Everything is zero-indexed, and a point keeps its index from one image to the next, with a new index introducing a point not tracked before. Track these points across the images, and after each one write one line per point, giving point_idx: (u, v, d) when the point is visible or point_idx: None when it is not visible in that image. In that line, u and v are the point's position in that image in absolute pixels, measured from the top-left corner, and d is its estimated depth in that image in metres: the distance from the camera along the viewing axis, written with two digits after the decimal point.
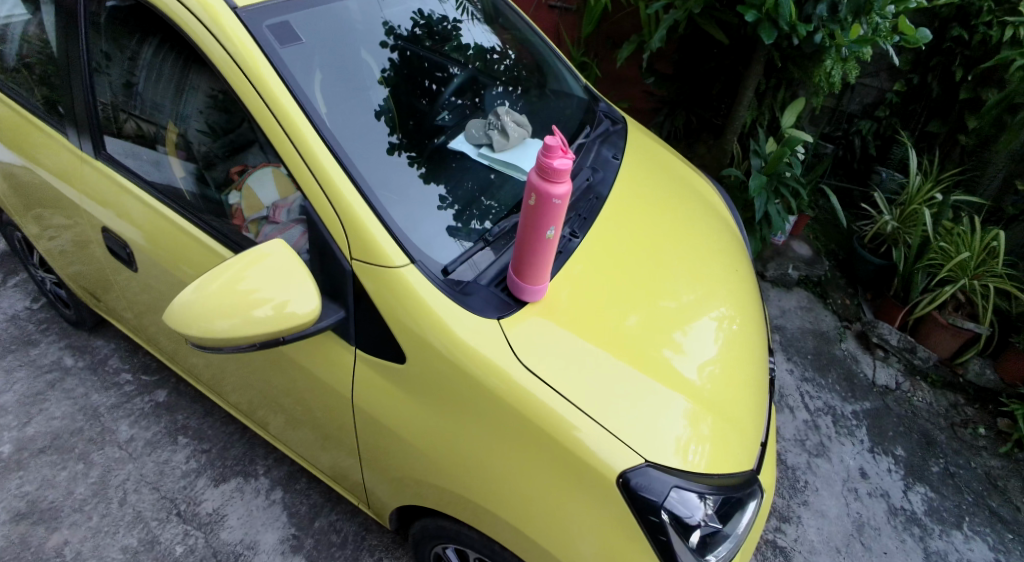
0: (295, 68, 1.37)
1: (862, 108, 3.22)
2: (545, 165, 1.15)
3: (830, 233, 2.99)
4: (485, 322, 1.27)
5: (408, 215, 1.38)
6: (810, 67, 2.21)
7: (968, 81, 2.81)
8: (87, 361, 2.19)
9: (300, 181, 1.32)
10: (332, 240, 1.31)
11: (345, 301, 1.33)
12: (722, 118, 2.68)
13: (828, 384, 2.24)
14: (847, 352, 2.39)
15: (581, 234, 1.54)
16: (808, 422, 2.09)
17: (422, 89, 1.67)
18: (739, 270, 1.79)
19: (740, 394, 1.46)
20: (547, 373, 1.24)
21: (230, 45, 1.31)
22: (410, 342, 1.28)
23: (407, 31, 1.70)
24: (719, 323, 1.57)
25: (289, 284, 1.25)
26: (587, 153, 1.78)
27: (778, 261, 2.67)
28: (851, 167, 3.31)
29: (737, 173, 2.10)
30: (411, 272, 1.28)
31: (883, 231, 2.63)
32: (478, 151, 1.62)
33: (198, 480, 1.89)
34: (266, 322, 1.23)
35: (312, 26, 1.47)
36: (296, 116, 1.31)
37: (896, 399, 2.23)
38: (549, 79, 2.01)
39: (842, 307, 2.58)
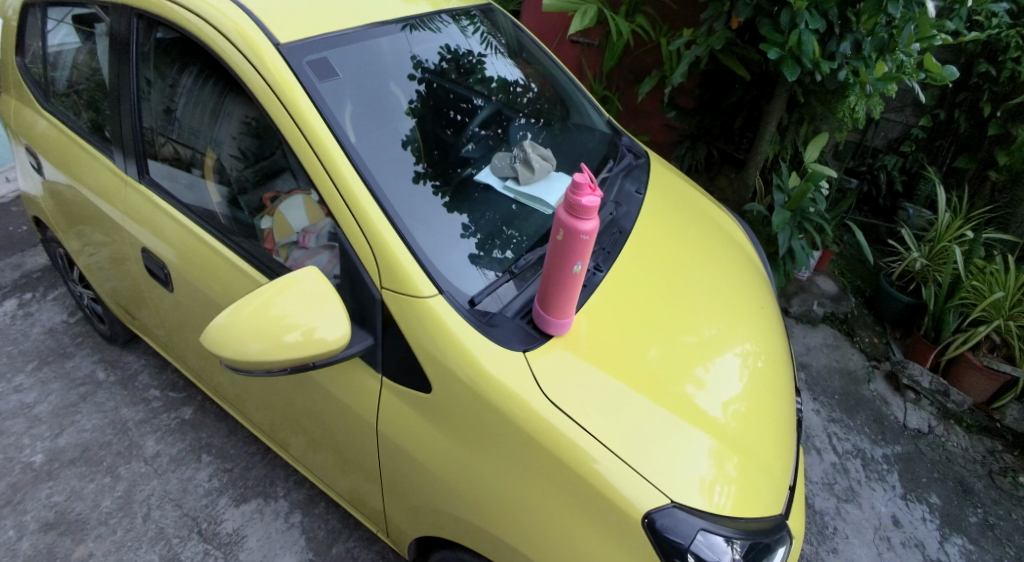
0: (329, 99, 1.42)
1: (887, 143, 3.21)
2: (574, 203, 1.16)
3: (856, 268, 2.95)
4: (508, 351, 1.27)
5: (433, 242, 1.40)
6: (832, 101, 2.23)
7: (997, 117, 2.77)
8: (118, 377, 2.22)
9: (331, 207, 1.35)
10: (359, 266, 1.33)
11: (373, 328, 1.34)
12: (744, 152, 2.71)
13: (856, 426, 2.16)
14: (876, 394, 2.31)
15: (605, 267, 1.54)
16: (835, 465, 2.02)
17: (448, 120, 1.71)
18: (765, 305, 1.76)
19: (766, 432, 1.42)
20: (569, 406, 1.22)
21: (270, 76, 1.37)
22: (433, 369, 1.28)
23: (434, 64, 1.75)
24: (744, 358, 1.54)
25: (318, 310, 1.26)
26: (610, 187, 1.79)
27: (802, 296, 2.62)
28: (877, 203, 3.27)
29: (759, 209, 2.10)
30: (437, 298, 1.29)
31: (912, 269, 2.57)
32: (503, 184, 1.65)
33: (220, 499, 1.89)
34: (295, 346, 1.24)
35: (346, 60, 1.53)
36: (330, 146, 1.35)
37: (928, 444, 2.14)
38: (572, 113, 2.04)
39: (869, 345, 2.52)
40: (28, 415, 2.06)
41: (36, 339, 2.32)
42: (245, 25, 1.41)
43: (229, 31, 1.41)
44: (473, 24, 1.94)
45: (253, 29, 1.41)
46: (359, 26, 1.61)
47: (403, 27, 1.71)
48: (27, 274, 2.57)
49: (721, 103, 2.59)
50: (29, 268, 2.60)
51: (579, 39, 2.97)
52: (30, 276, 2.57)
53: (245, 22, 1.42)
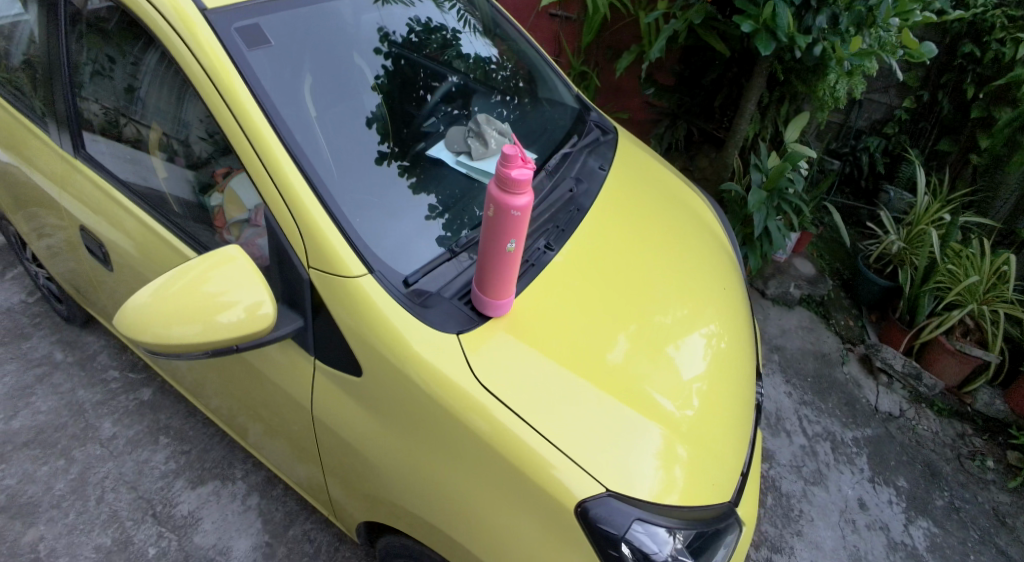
0: (264, 75, 1.35)
1: (870, 124, 3.18)
2: (504, 176, 1.11)
3: (835, 251, 2.92)
4: (444, 338, 1.23)
5: (373, 223, 1.36)
6: (814, 81, 2.18)
7: (980, 99, 2.75)
8: (76, 357, 2.20)
9: (261, 189, 1.29)
10: (290, 248, 1.28)
11: (304, 310, 1.30)
12: (724, 131, 2.70)
13: (828, 409, 2.16)
14: (849, 376, 2.31)
15: (557, 247, 1.50)
16: (804, 447, 2.02)
17: (413, 96, 1.67)
18: (731, 287, 1.74)
19: (726, 416, 1.41)
20: (515, 399, 1.19)
21: (205, 58, 1.29)
22: (370, 357, 1.24)
23: (401, 36, 1.70)
24: (708, 340, 1.53)
25: (242, 291, 1.21)
26: (571, 163, 1.75)
27: (779, 278, 2.62)
28: (858, 185, 3.24)
29: (734, 190, 2.03)
30: (372, 285, 1.25)
31: (889, 251, 2.56)
32: (456, 159, 1.60)
33: (175, 482, 1.87)
34: (223, 329, 1.20)
35: (289, 28, 1.46)
36: (262, 126, 1.29)
37: (899, 426, 2.15)
38: (539, 88, 1.99)
39: (844, 328, 2.51)
40: None
41: None
42: (182, 0, 1.32)
43: (164, 7, 1.32)
44: (450, 0, 1.89)
45: (188, 4, 1.32)
46: None
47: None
48: None
49: (700, 79, 2.58)
50: None
51: (556, 14, 2.88)
52: None
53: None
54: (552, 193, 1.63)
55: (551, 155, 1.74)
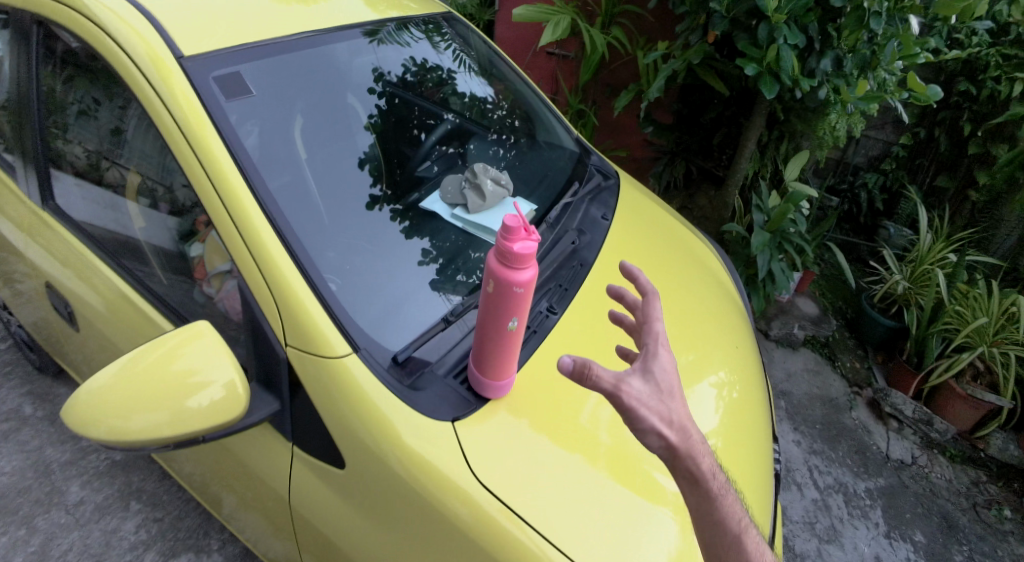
0: (241, 131, 1.27)
1: (868, 161, 3.17)
2: (506, 250, 1.00)
3: (836, 287, 2.93)
4: (437, 423, 1.12)
5: (358, 293, 1.27)
6: (813, 120, 2.18)
7: (977, 136, 2.77)
8: (46, 411, 2.06)
9: (233, 254, 1.19)
10: (265, 322, 1.18)
11: (279, 392, 1.20)
12: (724, 169, 2.65)
13: (839, 459, 2.09)
14: (858, 422, 2.24)
15: (559, 309, 1.40)
16: (818, 501, 1.94)
17: (408, 136, 1.64)
18: (737, 327, 1.70)
19: (745, 471, 1.37)
20: (520, 496, 1.08)
21: (180, 111, 1.21)
22: (355, 444, 1.13)
23: (398, 77, 1.67)
24: (720, 390, 1.47)
25: (208, 372, 1.11)
26: (574, 212, 1.67)
27: (783, 318, 2.55)
28: (857, 221, 3.23)
29: (739, 229, 1.97)
30: (354, 361, 1.15)
31: (893, 291, 2.56)
32: (451, 211, 1.54)
33: (146, 554, 1.74)
34: (187, 416, 1.09)
35: (270, 74, 1.38)
36: (239, 189, 1.20)
37: (912, 476, 2.08)
38: (538, 129, 1.92)
39: (851, 371, 2.45)
40: None
41: None
42: (156, 45, 1.24)
43: (136, 51, 1.23)
44: (445, 39, 1.85)
45: (164, 48, 1.24)
46: (308, 31, 1.49)
47: (368, 37, 1.62)
48: None
49: (699, 118, 2.55)
50: None
51: (554, 51, 2.89)
52: None
53: (155, 41, 1.25)
54: (554, 247, 1.55)
55: (552, 205, 1.66)
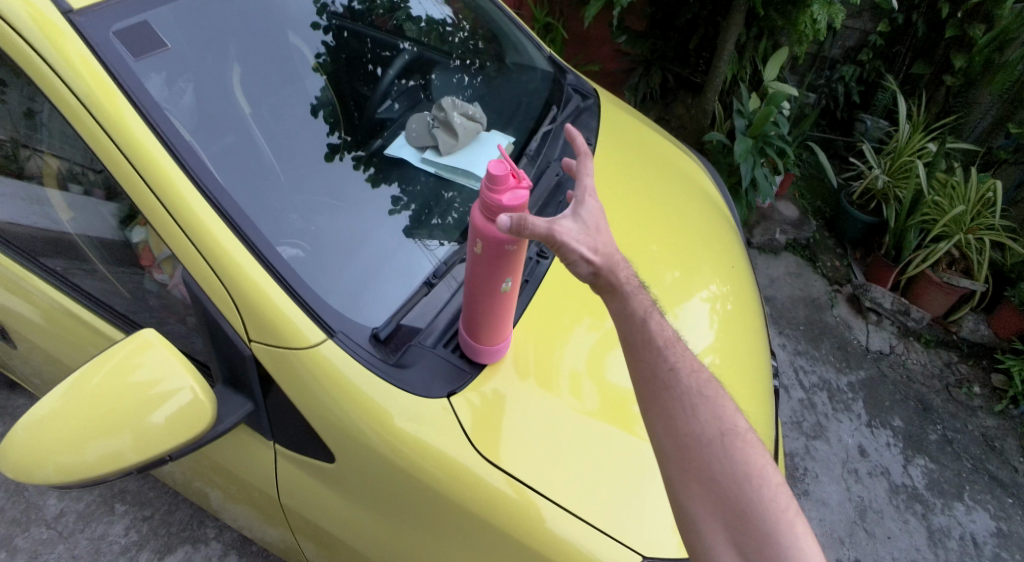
0: (160, 98, 1.24)
1: (844, 52, 3.27)
2: (498, 205, 1.02)
3: (814, 188, 3.20)
4: (431, 400, 1.25)
5: (320, 272, 1.33)
6: (792, 14, 2.13)
7: (956, 17, 2.92)
8: (3, 424, 2.17)
9: (161, 228, 1.20)
10: (206, 297, 1.23)
11: (253, 393, 1.30)
12: (700, 75, 2.79)
13: (821, 356, 2.45)
14: (838, 318, 2.61)
15: (549, 253, 1.56)
16: (803, 401, 2.29)
17: (362, 72, 1.66)
18: (726, 237, 1.79)
19: (742, 375, 1.54)
20: (524, 459, 1.23)
21: (81, 83, 1.15)
22: (338, 435, 1.25)
23: (342, 6, 1.68)
24: (711, 303, 1.61)
25: (161, 386, 1.18)
26: (555, 140, 1.70)
27: (764, 226, 2.85)
28: (835, 116, 3.42)
29: (717, 138, 1.93)
30: (305, 322, 1.23)
31: (873, 187, 2.83)
32: (421, 156, 1.60)
33: (141, 555, 1.88)
34: (150, 431, 1.19)
35: (177, 30, 1.34)
36: (167, 166, 1.19)
37: (889, 363, 2.47)
38: (506, 50, 1.90)
39: (832, 270, 2.80)
40: None
41: None
42: (39, 4, 1.16)
43: (18, 19, 1.14)
44: None
45: (50, 8, 1.16)
46: None
47: None
48: None
49: (674, 21, 2.67)
50: None
51: None
52: None
53: (39, 1, 1.16)
54: (540, 182, 1.58)
55: (531, 135, 1.69)
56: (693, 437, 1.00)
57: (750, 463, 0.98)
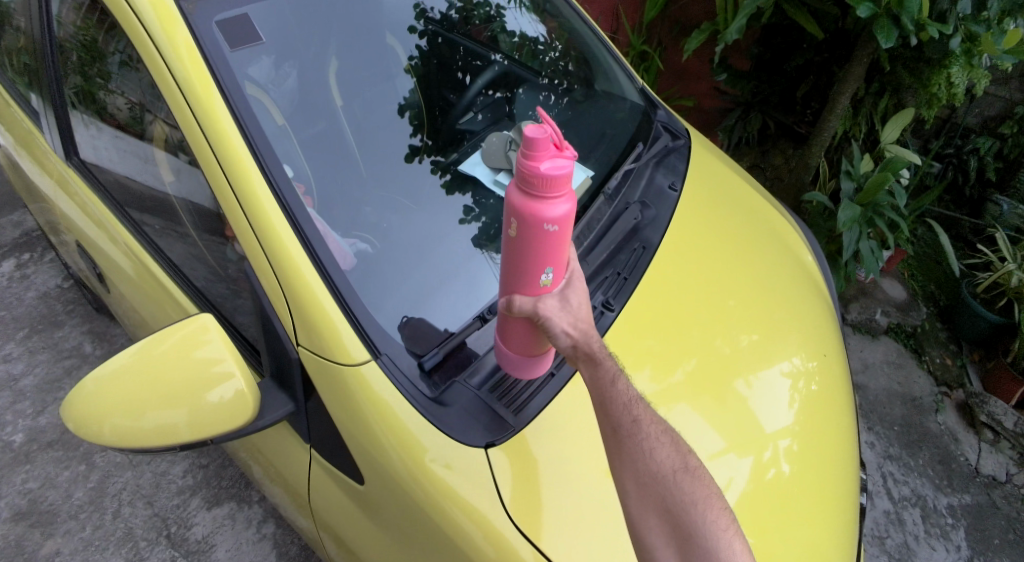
0: (250, 89, 1.28)
1: (982, 121, 3.12)
2: (535, 174, 0.90)
3: (930, 270, 2.92)
4: (470, 449, 1.16)
5: (377, 287, 1.30)
6: (923, 71, 2.09)
7: None
8: (103, 349, 2.34)
9: (228, 213, 1.24)
10: (263, 294, 1.24)
11: (294, 394, 1.27)
12: (805, 125, 2.75)
13: (918, 468, 2.13)
14: (944, 428, 2.27)
15: (616, 304, 1.37)
16: (890, 514, 2.00)
17: (451, 79, 1.69)
18: (821, 310, 1.60)
19: (823, 466, 1.33)
20: (556, 538, 1.11)
21: (180, 66, 1.21)
22: (366, 455, 1.20)
23: (439, 13, 1.70)
24: (794, 380, 1.42)
25: (213, 372, 1.17)
26: (637, 181, 1.61)
27: (863, 302, 2.67)
28: (961, 193, 3.15)
29: (820, 199, 1.84)
30: (343, 324, 1.21)
31: (1004, 282, 2.48)
32: (493, 177, 1.55)
33: (192, 500, 1.99)
34: (198, 417, 1.16)
35: (277, 24, 1.40)
36: (243, 155, 1.22)
37: (1003, 494, 2.10)
38: (596, 76, 1.84)
39: (940, 369, 2.47)
40: (14, 389, 2.22)
41: (30, 305, 2.47)
42: None
43: (138, 2, 1.23)
44: None
45: None
46: None
47: None
48: (25, 233, 2.74)
49: (782, 65, 2.59)
50: (30, 227, 2.77)
51: None
52: (30, 235, 2.74)
53: None
54: (614, 222, 1.51)
55: (610, 174, 1.60)
56: (651, 476, 0.97)
57: (695, 494, 0.96)
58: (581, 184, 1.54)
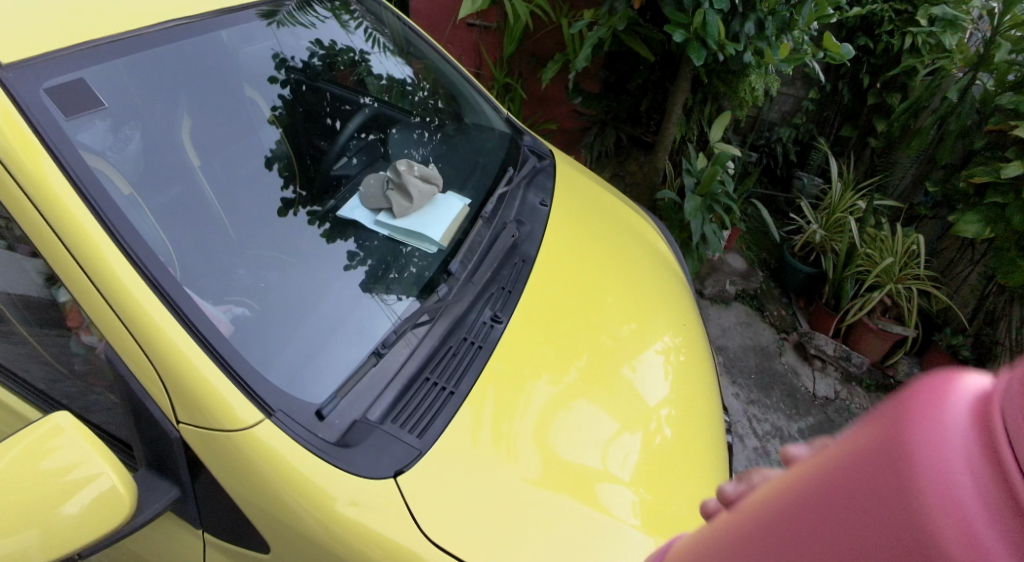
0: (86, 154, 1.18)
1: (780, 116, 3.62)
2: None
3: (760, 241, 3.45)
4: (380, 482, 1.14)
5: (262, 346, 1.25)
6: (733, 81, 2.44)
7: (875, 87, 3.23)
8: None
9: (78, 293, 1.11)
10: (130, 376, 1.13)
11: (178, 479, 1.16)
12: (651, 134, 3.01)
13: (773, 404, 2.57)
14: (787, 365, 2.77)
15: (504, 316, 1.48)
16: (758, 448, 2.39)
17: (320, 125, 1.74)
18: (676, 293, 1.83)
19: (697, 427, 1.53)
20: (481, 544, 1.12)
21: (2, 139, 1.10)
22: (273, 525, 1.11)
23: (301, 61, 1.75)
24: (665, 355, 1.62)
25: (69, 479, 1.05)
26: (511, 202, 1.75)
27: (715, 277, 3.05)
28: (774, 173, 3.70)
29: (670, 196, 2.11)
30: (229, 389, 1.12)
31: (812, 240, 3.04)
32: (376, 218, 1.60)
33: None
34: (58, 532, 1.05)
35: (114, 83, 1.30)
36: (87, 225, 1.11)
37: (835, 409, 2.61)
38: (464, 109, 1.99)
39: (778, 318, 2.99)
40: None
41: None
42: None
43: None
44: (356, 19, 1.94)
45: None
46: (189, 17, 1.49)
47: (268, 22, 1.68)
48: None
49: (626, 84, 2.85)
50: None
51: (475, 23, 3.04)
52: None
53: None
54: (494, 244, 1.62)
55: (485, 199, 1.72)
56: None
57: None
58: (460, 212, 1.66)
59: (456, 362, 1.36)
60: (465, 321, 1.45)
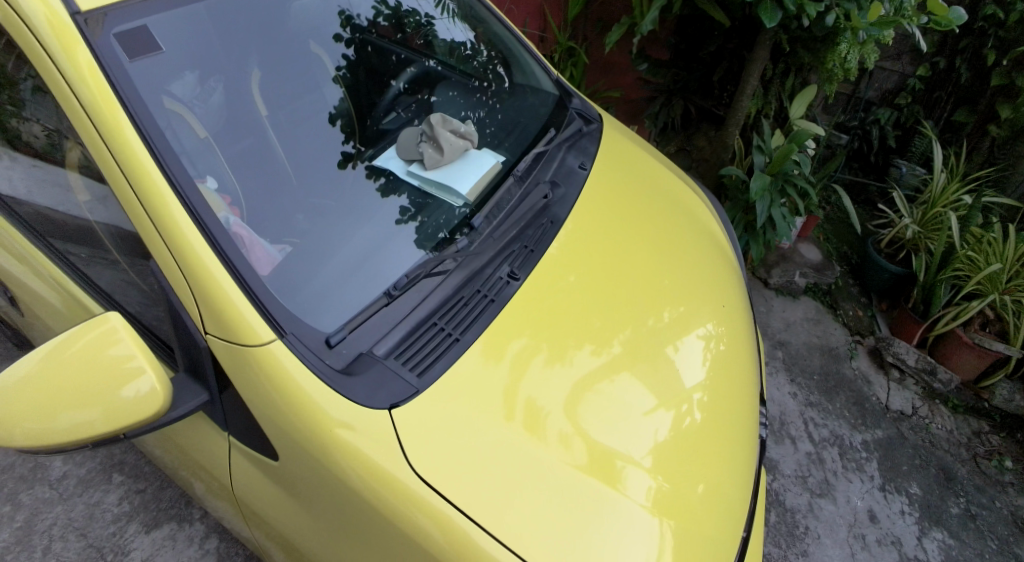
0: (156, 107, 1.26)
1: (881, 95, 3.33)
2: None
3: (842, 233, 3.18)
4: (373, 411, 1.16)
5: (284, 275, 1.30)
6: (821, 51, 2.26)
7: (1002, 65, 2.84)
8: None
9: (135, 220, 1.22)
10: (170, 289, 1.23)
11: (206, 384, 1.27)
12: (723, 107, 2.82)
13: (835, 410, 2.35)
14: (857, 371, 2.52)
15: (521, 274, 1.44)
16: (811, 454, 2.20)
17: (379, 85, 1.77)
18: (728, 282, 1.70)
19: (731, 420, 1.41)
20: (469, 493, 1.12)
21: (84, 87, 1.19)
22: (279, 433, 1.19)
23: (366, 20, 1.79)
24: (707, 342, 1.51)
25: (122, 370, 1.15)
26: (549, 163, 1.71)
27: (782, 267, 2.83)
28: (867, 160, 3.45)
29: (737, 173, 2.15)
30: (248, 309, 1.19)
31: (902, 236, 2.77)
32: (407, 168, 1.59)
33: (129, 526, 1.99)
34: (111, 415, 1.14)
35: (184, 34, 1.38)
36: (145, 162, 1.20)
37: (912, 426, 2.33)
38: (514, 72, 1.96)
39: (853, 319, 2.73)
40: None
41: None
42: (55, 6, 1.21)
43: (33, 18, 1.19)
44: None
45: (61, 9, 1.21)
46: None
47: None
48: None
49: (698, 52, 2.72)
50: None
51: None
52: None
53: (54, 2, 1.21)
54: (525, 201, 1.59)
55: (523, 157, 1.70)
56: None
57: None
58: (491, 169, 1.63)
59: (465, 311, 1.34)
60: (481, 274, 1.42)
